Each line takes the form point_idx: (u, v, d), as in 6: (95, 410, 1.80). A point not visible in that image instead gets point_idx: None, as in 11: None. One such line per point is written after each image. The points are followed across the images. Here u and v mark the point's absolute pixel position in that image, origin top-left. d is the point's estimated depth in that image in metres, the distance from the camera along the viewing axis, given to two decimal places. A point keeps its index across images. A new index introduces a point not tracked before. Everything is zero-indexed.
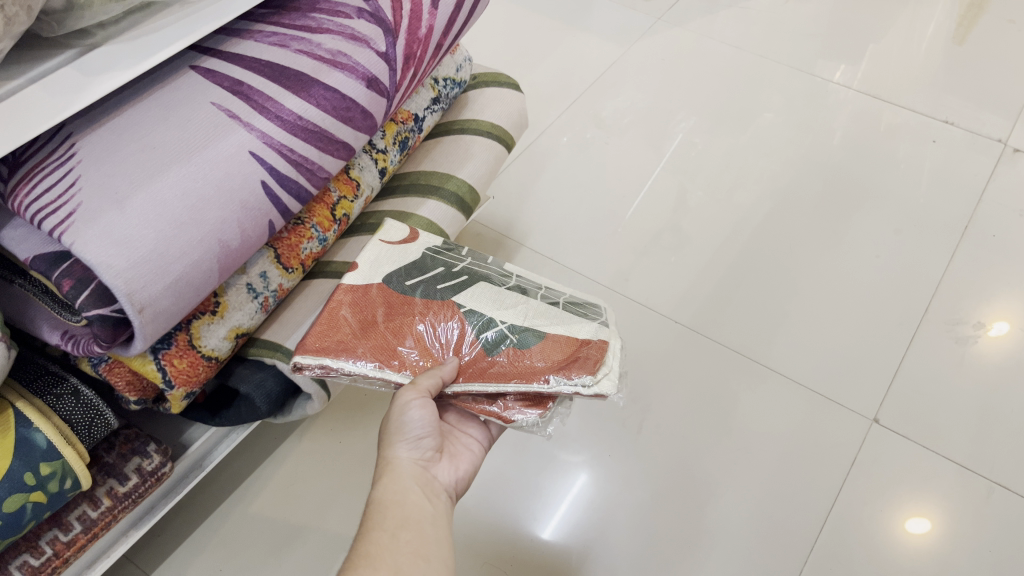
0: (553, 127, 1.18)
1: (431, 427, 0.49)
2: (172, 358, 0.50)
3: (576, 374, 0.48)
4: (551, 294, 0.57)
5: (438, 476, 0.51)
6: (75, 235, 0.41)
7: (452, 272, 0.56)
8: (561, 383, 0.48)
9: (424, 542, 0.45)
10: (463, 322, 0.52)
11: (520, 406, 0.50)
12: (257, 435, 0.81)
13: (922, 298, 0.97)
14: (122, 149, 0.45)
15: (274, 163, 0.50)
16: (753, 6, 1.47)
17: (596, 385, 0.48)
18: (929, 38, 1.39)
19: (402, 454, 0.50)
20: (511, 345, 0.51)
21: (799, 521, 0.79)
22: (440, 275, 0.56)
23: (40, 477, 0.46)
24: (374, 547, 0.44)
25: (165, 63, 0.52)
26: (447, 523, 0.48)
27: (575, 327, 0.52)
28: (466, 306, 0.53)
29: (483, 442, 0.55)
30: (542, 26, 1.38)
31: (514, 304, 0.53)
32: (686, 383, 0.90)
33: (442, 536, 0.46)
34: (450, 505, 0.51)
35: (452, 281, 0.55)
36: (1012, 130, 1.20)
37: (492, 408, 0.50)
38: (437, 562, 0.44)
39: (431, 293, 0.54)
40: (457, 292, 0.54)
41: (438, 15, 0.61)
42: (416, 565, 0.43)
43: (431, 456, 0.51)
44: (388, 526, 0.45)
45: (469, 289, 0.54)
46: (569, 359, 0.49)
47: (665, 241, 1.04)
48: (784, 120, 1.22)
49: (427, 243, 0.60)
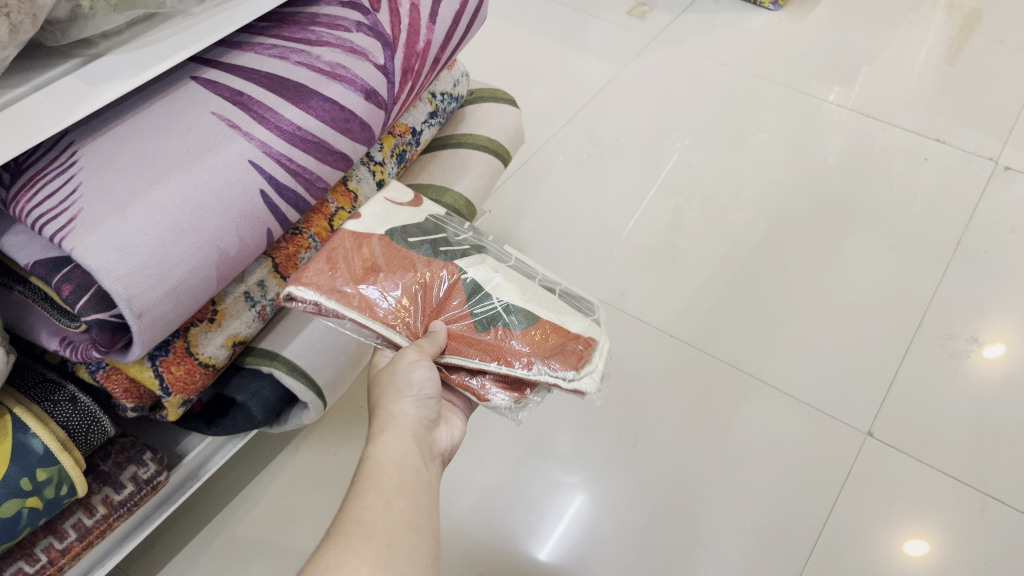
0: (550, 146, 1.19)
1: (436, 386, 0.49)
2: (170, 365, 0.50)
3: (557, 366, 0.50)
4: (548, 282, 0.59)
5: (434, 438, 0.51)
6: (76, 241, 0.42)
7: (454, 242, 0.58)
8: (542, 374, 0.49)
9: (418, 512, 0.44)
10: (459, 285, 0.53)
11: (496, 387, 0.51)
12: (252, 447, 0.81)
13: (915, 313, 0.98)
14: (124, 157, 0.46)
15: (274, 173, 0.51)
16: (748, 27, 1.49)
17: (575, 380, 0.50)
18: (921, 59, 1.41)
19: (406, 410, 0.49)
20: (502, 323, 0.51)
21: (793, 535, 0.79)
22: (441, 241, 0.57)
23: (36, 482, 0.47)
24: (366, 510, 0.42)
25: (168, 74, 0.52)
26: (439, 493, 0.47)
27: (566, 320, 0.54)
28: (466, 270, 0.54)
29: (463, 413, 0.56)
30: (538, 46, 1.40)
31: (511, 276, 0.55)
32: (682, 398, 0.90)
33: (434, 508, 0.45)
34: (440, 471, 0.50)
35: (453, 249, 0.56)
36: (1004, 149, 1.22)
37: (470, 383, 0.51)
38: (428, 536, 0.43)
39: (432, 252, 0.55)
40: (459, 258, 0.55)
41: (435, 31, 0.62)
42: (407, 535, 0.42)
43: (433, 420, 0.50)
44: (383, 489, 0.44)
45: (473, 256, 0.56)
46: (552, 351, 0.51)
47: (660, 258, 1.05)
48: (778, 139, 1.23)
49: (430, 212, 0.63)
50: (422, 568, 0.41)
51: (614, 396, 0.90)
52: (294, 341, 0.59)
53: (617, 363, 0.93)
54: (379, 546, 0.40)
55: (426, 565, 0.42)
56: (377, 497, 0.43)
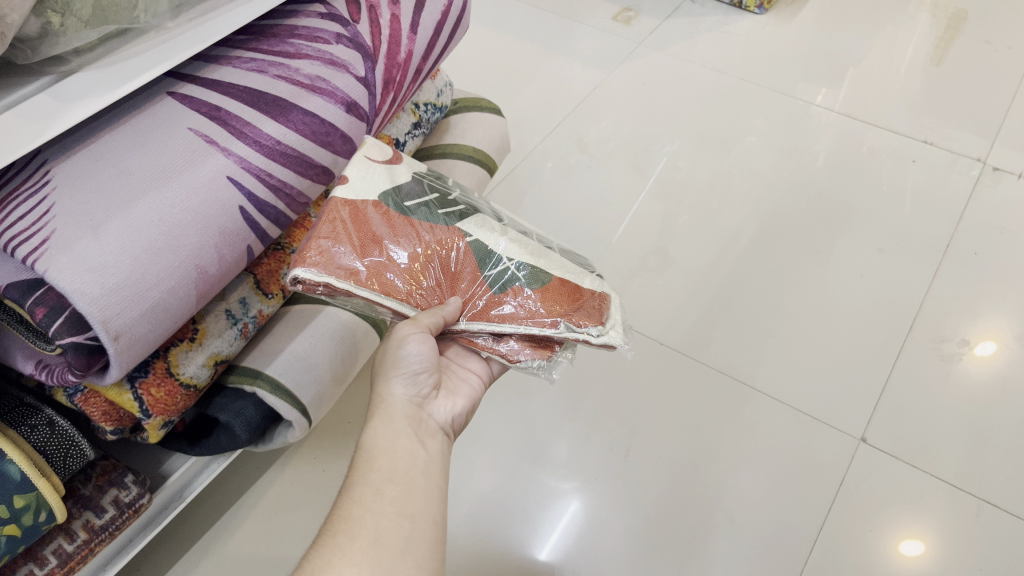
0: (537, 153, 1.19)
1: (429, 361, 0.50)
2: (150, 386, 0.50)
3: (584, 323, 0.51)
4: (545, 240, 0.60)
5: (433, 414, 0.51)
6: (48, 263, 0.41)
7: (449, 199, 0.56)
8: (571, 331, 0.50)
9: (410, 497, 0.44)
10: (469, 249, 0.53)
11: (524, 348, 0.52)
12: (238, 465, 0.80)
13: (906, 317, 0.98)
14: (98, 176, 0.45)
15: (253, 189, 0.50)
16: (734, 31, 1.48)
17: (602, 336, 0.51)
18: (908, 60, 1.41)
19: (396, 391, 0.50)
20: (518, 284, 0.52)
21: (788, 543, 0.78)
22: (437, 200, 0.55)
23: (14, 509, 0.46)
24: (356, 506, 0.43)
25: (143, 90, 0.52)
26: (440, 468, 0.47)
27: (580, 275, 0.54)
28: (471, 234, 0.53)
29: (481, 380, 0.56)
30: (523, 53, 1.39)
31: (519, 237, 0.55)
32: (674, 406, 0.89)
33: (430, 484, 0.46)
34: (446, 444, 0.51)
35: (450, 209, 0.55)
36: (991, 149, 1.22)
37: (498, 348, 0.52)
38: (424, 521, 0.43)
39: (432, 217, 0.53)
40: (460, 220, 0.54)
41: (416, 41, 0.61)
42: (398, 525, 0.42)
43: (427, 394, 0.51)
44: (373, 480, 0.45)
45: (471, 216, 0.55)
46: (578, 308, 0.51)
47: (650, 264, 1.04)
48: (766, 142, 1.23)
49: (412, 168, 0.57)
50: (416, 558, 0.41)
51: (605, 404, 0.89)
52: (279, 358, 0.58)
53: (608, 372, 0.92)
54: (365, 543, 0.41)
55: (424, 554, 0.42)
56: (367, 489, 0.44)
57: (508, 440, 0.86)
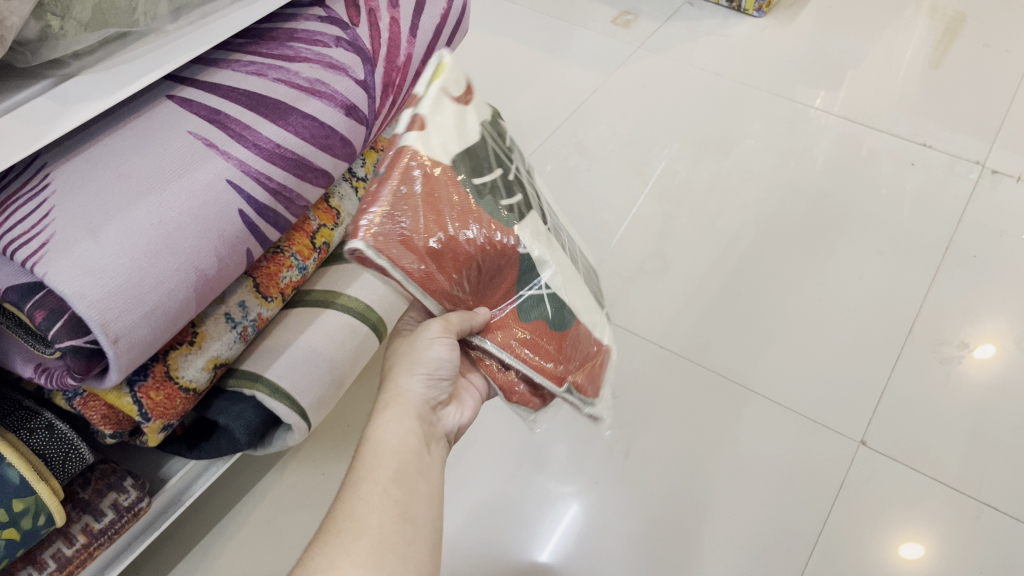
0: (536, 156, 1.19)
1: (454, 369, 0.52)
2: (149, 390, 0.50)
3: (584, 392, 0.56)
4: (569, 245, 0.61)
5: (439, 420, 0.53)
6: (47, 265, 0.41)
7: (506, 182, 0.53)
8: (571, 395, 0.55)
9: (415, 500, 0.45)
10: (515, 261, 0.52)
11: (523, 389, 0.55)
12: (237, 468, 0.80)
13: (906, 319, 0.98)
14: (98, 179, 0.45)
15: (253, 192, 0.50)
16: (733, 34, 1.48)
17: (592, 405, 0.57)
18: (906, 62, 1.41)
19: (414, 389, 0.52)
20: (543, 318, 0.54)
21: (787, 545, 0.78)
22: (500, 184, 0.53)
23: (13, 514, 0.46)
24: (360, 501, 0.44)
25: (143, 93, 0.52)
26: (442, 475, 0.48)
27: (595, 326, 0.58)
28: (527, 247, 0.52)
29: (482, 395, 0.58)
30: (522, 56, 1.39)
31: (558, 257, 0.55)
32: (674, 408, 0.89)
33: (431, 490, 0.47)
34: (446, 452, 0.52)
35: (511, 202, 0.53)
36: (989, 152, 1.22)
37: (502, 375, 0.55)
38: (425, 527, 0.44)
39: (497, 211, 0.51)
40: (519, 222, 0.52)
41: (416, 45, 0.61)
42: (401, 527, 0.43)
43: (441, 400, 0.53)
44: (379, 478, 0.45)
45: (527, 217, 0.53)
46: (585, 373, 0.56)
47: (649, 267, 1.04)
48: (766, 145, 1.23)
49: (477, 121, 0.54)
50: (416, 562, 0.42)
51: None
52: (278, 361, 0.58)
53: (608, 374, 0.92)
54: (368, 543, 0.41)
55: (423, 560, 0.42)
56: (374, 486, 0.44)
57: (508, 443, 0.86)
